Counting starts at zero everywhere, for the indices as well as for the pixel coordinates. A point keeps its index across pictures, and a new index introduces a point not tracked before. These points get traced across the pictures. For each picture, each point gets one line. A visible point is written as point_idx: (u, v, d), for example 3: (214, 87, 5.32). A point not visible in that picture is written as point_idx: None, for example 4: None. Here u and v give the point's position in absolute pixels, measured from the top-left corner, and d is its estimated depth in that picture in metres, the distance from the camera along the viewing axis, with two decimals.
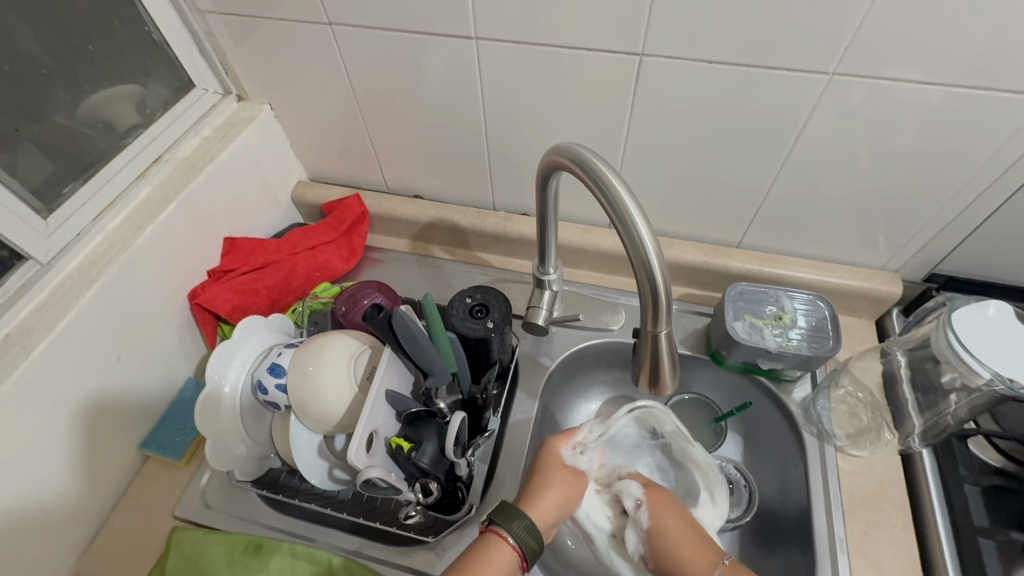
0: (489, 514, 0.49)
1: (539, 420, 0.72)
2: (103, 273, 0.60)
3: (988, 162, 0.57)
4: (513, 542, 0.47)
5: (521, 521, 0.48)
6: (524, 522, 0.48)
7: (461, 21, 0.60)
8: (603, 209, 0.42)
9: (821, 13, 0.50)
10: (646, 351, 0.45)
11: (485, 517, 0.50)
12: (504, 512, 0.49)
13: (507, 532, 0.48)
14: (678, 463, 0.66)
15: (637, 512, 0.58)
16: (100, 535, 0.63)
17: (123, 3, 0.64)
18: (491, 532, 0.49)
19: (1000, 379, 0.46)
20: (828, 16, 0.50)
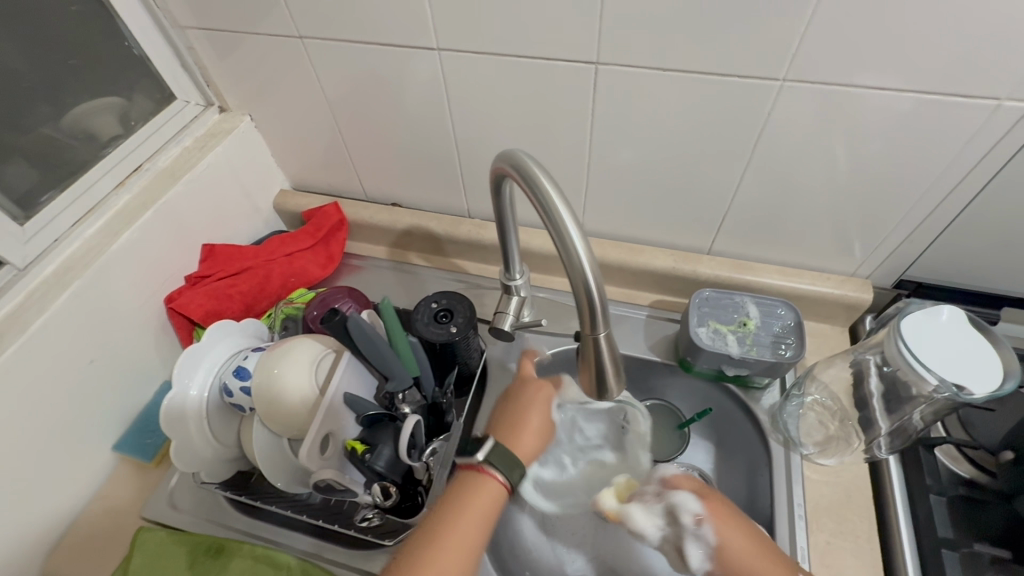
0: (492, 462, 0.51)
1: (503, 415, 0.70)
2: (77, 278, 0.62)
3: (950, 166, 0.57)
4: (506, 485, 0.51)
5: (519, 471, 0.52)
6: (522, 471, 0.52)
7: (423, 33, 0.61)
8: (538, 214, 0.41)
9: (764, 21, 0.51)
10: (587, 354, 0.45)
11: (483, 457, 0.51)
12: (508, 461, 0.51)
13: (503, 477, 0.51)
14: (625, 450, 0.67)
15: (699, 532, 0.50)
16: (70, 536, 0.64)
17: (105, 19, 0.67)
18: (489, 476, 0.51)
19: (946, 385, 0.45)
20: (772, 23, 0.51)
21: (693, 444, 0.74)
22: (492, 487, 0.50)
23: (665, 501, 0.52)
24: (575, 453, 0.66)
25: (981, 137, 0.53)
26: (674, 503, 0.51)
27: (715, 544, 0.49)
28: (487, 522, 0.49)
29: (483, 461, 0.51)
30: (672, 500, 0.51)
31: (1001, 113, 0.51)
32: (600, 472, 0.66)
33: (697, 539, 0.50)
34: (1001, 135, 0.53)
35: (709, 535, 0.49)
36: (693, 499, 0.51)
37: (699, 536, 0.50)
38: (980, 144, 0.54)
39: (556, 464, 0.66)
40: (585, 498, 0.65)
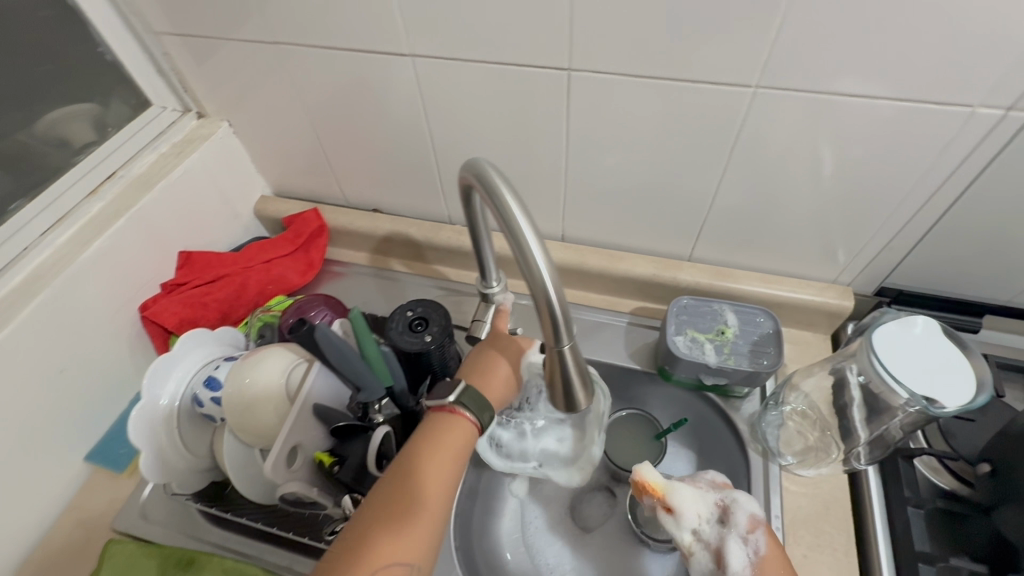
0: (465, 402, 0.52)
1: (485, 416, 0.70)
2: (46, 286, 0.61)
3: (926, 174, 0.56)
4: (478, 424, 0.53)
5: (489, 414, 0.54)
6: (492, 415, 0.55)
7: (395, 39, 0.61)
8: (500, 225, 0.41)
9: (732, 27, 0.50)
10: (552, 365, 0.45)
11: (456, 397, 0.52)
12: (480, 403, 0.53)
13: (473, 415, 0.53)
14: (582, 428, 0.68)
15: (750, 537, 0.49)
16: (39, 549, 0.63)
17: (76, 25, 0.67)
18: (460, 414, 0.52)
19: (916, 398, 0.45)
20: (740, 30, 0.50)
21: (675, 453, 0.73)
22: (464, 425, 0.52)
23: (725, 500, 0.52)
24: (534, 422, 0.70)
25: (957, 143, 0.53)
26: (737, 501, 0.51)
27: (761, 556, 0.48)
28: (460, 459, 0.51)
29: (455, 401, 0.53)
30: (733, 501, 0.52)
31: (976, 120, 0.50)
32: (555, 441, 0.70)
33: (745, 542, 0.49)
34: (976, 141, 0.52)
35: (757, 545, 0.49)
36: (756, 507, 0.51)
37: (748, 540, 0.49)
38: (956, 150, 0.53)
39: (515, 428, 0.70)
40: (540, 462, 0.69)
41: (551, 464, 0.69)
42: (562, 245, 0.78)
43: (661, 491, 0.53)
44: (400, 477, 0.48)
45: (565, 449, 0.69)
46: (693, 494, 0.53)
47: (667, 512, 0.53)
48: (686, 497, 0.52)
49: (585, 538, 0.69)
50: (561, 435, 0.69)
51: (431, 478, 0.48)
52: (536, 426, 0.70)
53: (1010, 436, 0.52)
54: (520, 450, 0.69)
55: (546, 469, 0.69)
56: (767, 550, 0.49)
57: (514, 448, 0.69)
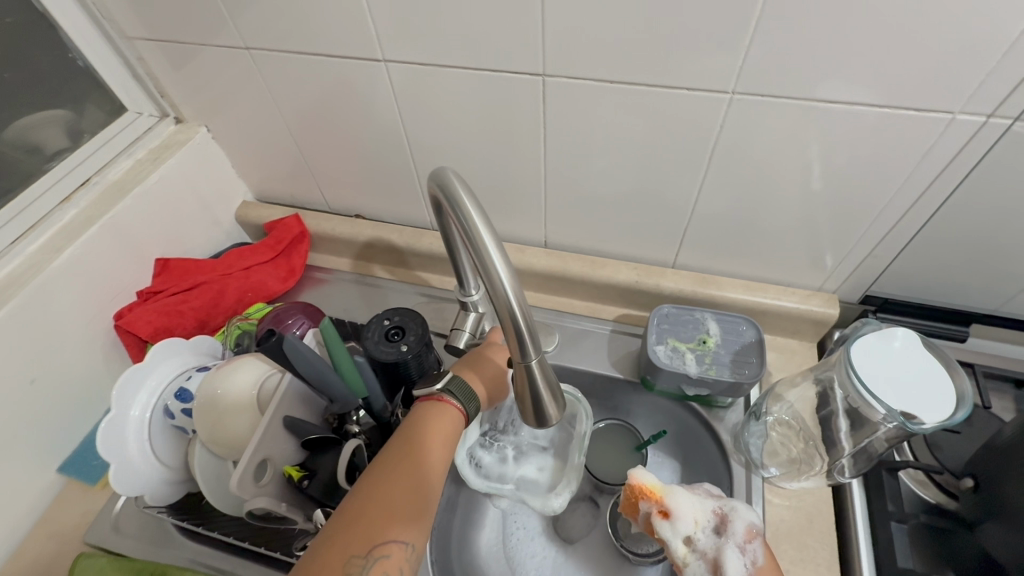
0: (452, 389, 0.52)
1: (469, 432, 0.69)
2: (15, 296, 0.60)
3: (908, 180, 0.55)
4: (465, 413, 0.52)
5: (475, 404, 0.54)
6: (477, 406, 0.54)
7: (368, 45, 0.60)
8: (463, 238, 0.41)
9: (704, 32, 0.49)
10: (521, 381, 0.44)
11: (442, 385, 0.52)
12: (467, 392, 0.53)
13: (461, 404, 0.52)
14: (563, 454, 0.67)
15: (747, 547, 0.49)
16: (9, 562, 0.62)
17: (47, 31, 0.66)
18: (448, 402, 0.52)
19: (894, 413, 0.45)
20: (712, 35, 0.49)
21: (658, 463, 0.72)
22: (449, 412, 0.51)
23: (723, 509, 0.51)
24: (517, 447, 0.68)
25: (937, 150, 0.52)
26: (735, 510, 0.51)
27: (757, 568, 0.48)
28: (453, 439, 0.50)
29: (442, 389, 0.52)
30: (732, 510, 0.51)
31: (956, 126, 0.49)
32: (535, 468, 0.67)
33: (742, 552, 0.48)
34: (958, 147, 0.51)
35: (755, 556, 0.48)
36: (755, 519, 0.51)
37: (746, 550, 0.48)
38: (937, 157, 0.52)
39: (496, 451, 0.68)
40: (517, 487, 0.65)
41: (527, 492, 0.65)
42: (545, 252, 0.77)
43: (659, 494, 0.51)
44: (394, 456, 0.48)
45: (544, 476, 0.66)
46: (692, 500, 0.51)
47: (663, 516, 0.50)
48: (684, 503, 0.51)
49: (568, 548, 0.68)
50: (541, 463, 0.67)
51: (435, 460, 0.48)
52: (518, 451, 0.68)
53: (995, 449, 0.51)
54: (499, 474, 0.66)
55: (523, 494, 0.64)
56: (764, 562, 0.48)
57: (494, 470, 0.66)
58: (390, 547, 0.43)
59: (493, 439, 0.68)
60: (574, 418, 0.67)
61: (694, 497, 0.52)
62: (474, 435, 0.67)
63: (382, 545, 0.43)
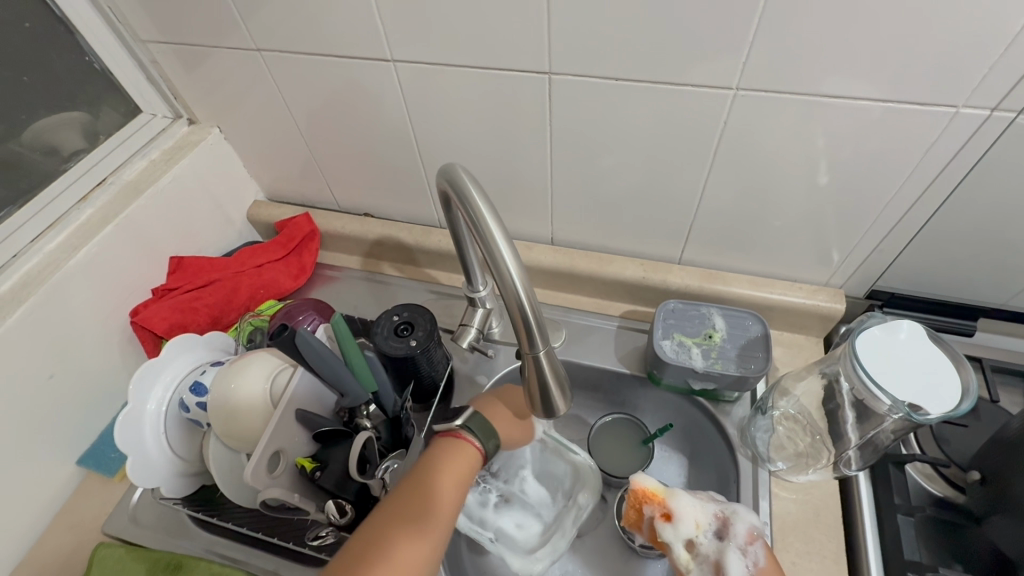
0: (471, 427, 0.54)
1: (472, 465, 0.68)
2: (34, 293, 0.62)
3: (913, 174, 0.55)
4: (483, 454, 0.54)
5: (494, 442, 0.56)
6: (497, 443, 0.56)
7: (377, 45, 0.61)
8: (472, 232, 0.43)
9: (706, 30, 0.50)
10: (530, 374, 0.45)
11: (461, 423, 0.54)
12: (486, 430, 0.55)
13: (479, 445, 0.54)
14: (552, 521, 0.65)
15: (749, 549, 0.49)
16: (32, 551, 0.64)
17: (64, 35, 0.68)
18: (468, 442, 0.54)
19: (900, 405, 0.45)
20: (713, 32, 0.50)
21: (665, 458, 0.72)
22: (468, 451, 0.53)
23: (725, 512, 0.51)
24: (504, 494, 0.67)
25: (941, 143, 0.52)
26: (737, 513, 0.51)
27: (759, 569, 0.48)
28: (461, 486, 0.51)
29: (461, 426, 0.54)
30: (733, 512, 0.51)
31: (961, 120, 0.49)
32: (515, 523, 0.65)
33: (744, 554, 0.49)
34: (962, 141, 0.51)
35: (757, 557, 0.49)
36: (756, 520, 0.51)
37: (747, 552, 0.49)
38: (942, 151, 0.52)
39: (482, 495, 0.66)
40: (494, 538, 0.63)
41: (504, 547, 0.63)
42: (551, 249, 0.78)
43: (661, 497, 0.53)
44: (399, 501, 0.49)
45: (525, 532, 0.65)
46: (694, 502, 0.52)
47: (665, 518, 0.52)
48: (687, 505, 0.52)
49: (577, 542, 0.68)
50: (525, 518, 0.66)
51: (442, 506, 0.49)
52: (504, 499, 0.67)
53: (1001, 443, 0.52)
54: (479, 517, 0.65)
55: (500, 546, 0.62)
56: (765, 564, 0.48)
57: (475, 512, 0.65)
58: None
59: (483, 482, 0.67)
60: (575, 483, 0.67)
61: (696, 500, 0.53)
62: None
63: None
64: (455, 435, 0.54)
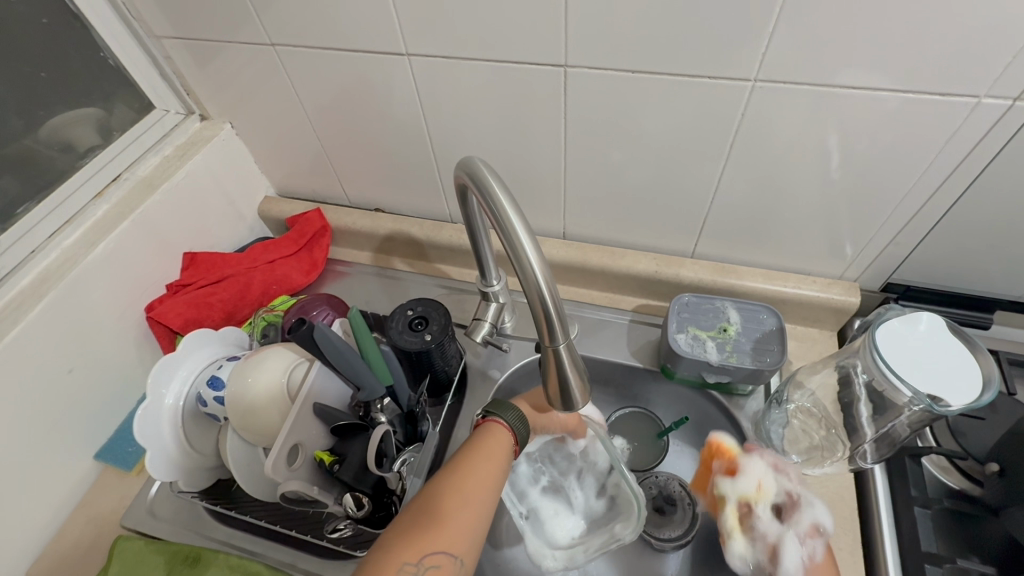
0: (490, 409, 0.55)
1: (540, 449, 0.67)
2: (52, 289, 0.62)
3: (931, 166, 0.55)
4: (512, 432, 0.54)
5: (514, 413, 0.55)
6: (517, 413, 0.56)
7: (392, 39, 0.61)
8: (492, 224, 0.43)
9: (725, 21, 0.50)
10: (550, 366, 0.45)
11: (481, 411, 0.56)
12: (498, 404, 0.55)
13: (505, 424, 0.55)
14: (586, 532, 0.62)
15: (808, 541, 0.50)
16: (51, 543, 0.65)
17: (78, 30, 0.68)
18: (493, 422, 0.54)
19: (920, 396, 0.45)
20: (732, 23, 0.50)
21: (678, 451, 0.73)
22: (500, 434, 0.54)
23: (800, 496, 0.52)
24: (555, 483, 0.66)
25: (960, 135, 0.51)
26: (809, 504, 0.51)
27: (814, 563, 0.49)
28: (502, 468, 0.52)
29: (482, 413, 0.56)
30: (806, 503, 0.52)
31: (982, 110, 0.49)
32: (548, 512, 0.64)
33: (802, 544, 0.50)
34: (984, 132, 0.51)
35: (815, 552, 0.49)
36: (827, 520, 0.51)
37: (806, 543, 0.49)
38: (962, 142, 0.52)
39: (536, 475, 0.66)
40: (525, 516, 0.63)
41: (531, 530, 0.62)
42: (563, 243, 0.78)
43: (733, 454, 0.55)
44: (442, 476, 0.50)
45: (557, 526, 0.63)
46: (766, 472, 0.53)
47: (728, 473, 0.54)
48: (757, 471, 0.53)
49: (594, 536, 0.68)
50: (562, 512, 0.64)
51: (483, 477, 0.50)
52: (552, 487, 0.66)
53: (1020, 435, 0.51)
54: (522, 491, 0.65)
55: (527, 525, 0.62)
56: (823, 560, 0.49)
57: (521, 485, 0.65)
58: (438, 558, 0.44)
59: (543, 464, 0.67)
60: (621, 511, 0.60)
61: (772, 472, 0.53)
62: (532, 448, 0.66)
63: (430, 555, 0.44)
64: (481, 423, 0.55)
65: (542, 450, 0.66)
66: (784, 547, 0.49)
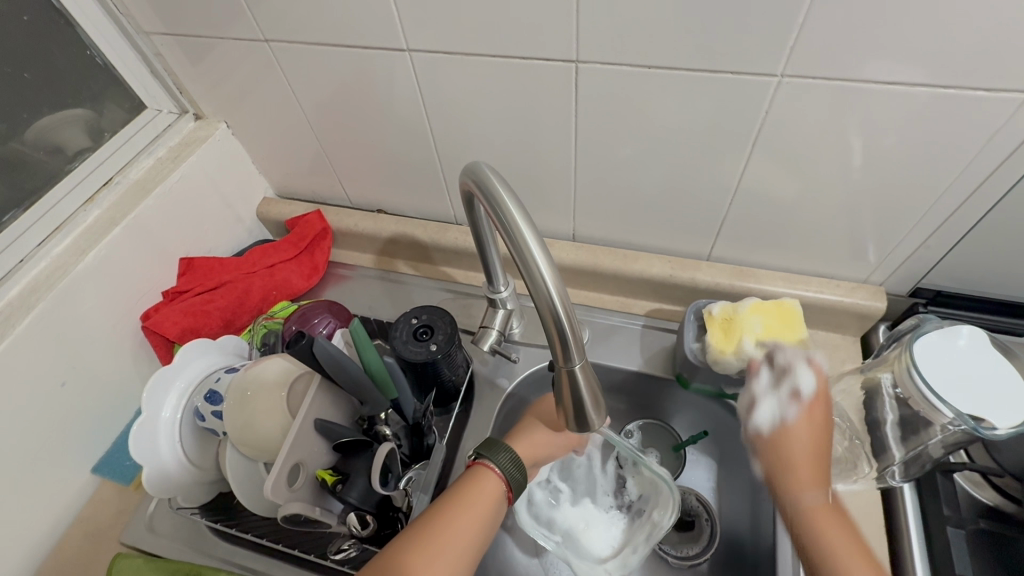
0: (480, 452, 0.53)
1: (553, 473, 0.64)
2: (41, 300, 0.60)
3: (972, 165, 0.51)
4: (503, 479, 0.51)
5: (506, 454, 0.52)
6: (509, 454, 0.52)
7: (392, 34, 0.57)
8: (500, 235, 0.41)
9: (750, 12, 0.46)
10: (564, 386, 0.42)
11: (473, 453, 0.53)
12: (489, 446, 0.53)
13: (497, 468, 0.52)
14: (625, 536, 0.61)
15: (787, 400, 0.50)
16: (47, 561, 0.63)
17: (63, 28, 0.65)
18: (484, 466, 0.51)
19: (963, 417, 0.42)
20: (757, 14, 0.46)
21: (694, 462, 0.70)
22: (490, 478, 0.51)
23: (792, 368, 0.52)
24: (577, 500, 0.64)
25: (1005, 133, 0.48)
26: (796, 375, 0.51)
27: (787, 422, 0.49)
28: (494, 514, 0.50)
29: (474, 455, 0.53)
30: (794, 372, 0.52)
31: None
32: (582, 529, 0.62)
33: (780, 402, 0.51)
34: None
35: (790, 411, 0.50)
36: (809, 388, 0.50)
37: (785, 397, 0.51)
38: (1004, 142, 0.48)
39: (555, 499, 0.64)
40: (563, 543, 0.60)
41: (573, 553, 0.60)
42: (573, 245, 0.75)
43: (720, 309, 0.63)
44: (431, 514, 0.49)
45: (593, 539, 0.61)
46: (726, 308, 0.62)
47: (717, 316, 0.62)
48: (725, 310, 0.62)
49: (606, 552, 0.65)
50: (592, 523, 0.63)
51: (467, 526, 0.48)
52: (574, 502, 0.64)
53: None
54: (549, 520, 0.62)
55: (566, 550, 0.60)
56: (796, 420, 0.49)
57: (545, 514, 0.62)
58: None
59: (559, 485, 0.64)
60: (652, 507, 0.59)
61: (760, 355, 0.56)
62: (545, 473, 0.63)
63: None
64: (472, 465, 0.53)
65: (553, 469, 0.64)
66: (758, 403, 0.51)
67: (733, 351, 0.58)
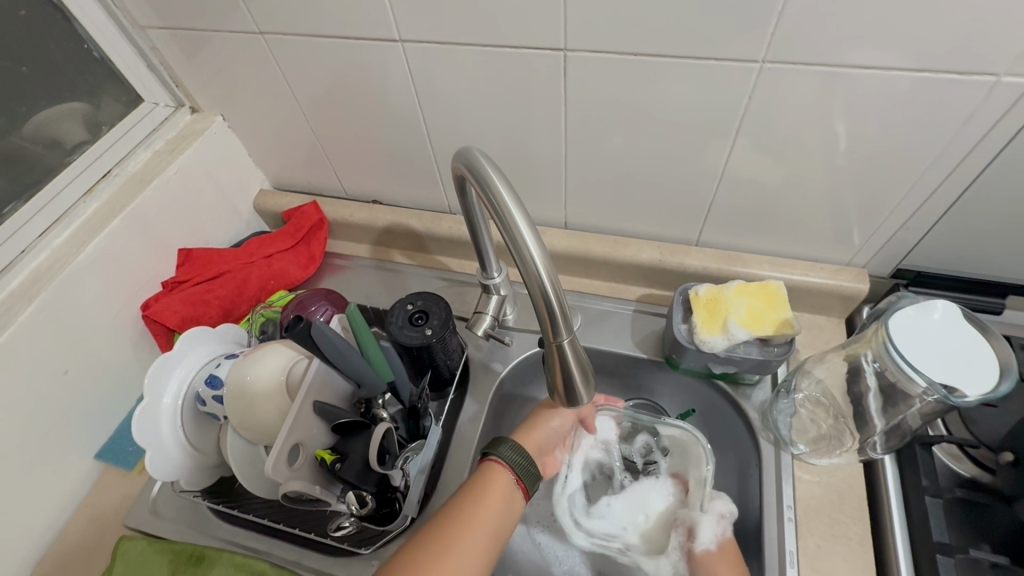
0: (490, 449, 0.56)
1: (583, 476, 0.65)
2: (44, 290, 0.61)
3: (948, 147, 0.53)
4: (511, 468, 0.54)
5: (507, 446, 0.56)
6: (512, 445, 0.56)
7: (383, 24, 0.59)
8: (490, 215, 0.42)
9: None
10: (553, 362, 0.44)
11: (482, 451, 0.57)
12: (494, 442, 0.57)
13: (503, 460, 0.55)
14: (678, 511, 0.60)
15: (721, 521, 0.57)
16: (54, 544, 0.65)
17: (59, 22, 0.66)
18: (492, 462, 0.55)
19: (935, 387, 0.44)
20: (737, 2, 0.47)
21: None
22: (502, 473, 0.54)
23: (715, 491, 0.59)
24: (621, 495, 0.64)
25: (978, 116, 0.49)
26: (720, 496, 0.59)
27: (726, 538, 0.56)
28: (509, 506, 0.53)
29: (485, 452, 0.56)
30: (717, 495, 0.59)
31: (1001, 89, 0.47)
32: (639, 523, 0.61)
33: (716, 524, 0.57)
34: (1001, 113, 0.49)
35: (726, 529, 0.56)
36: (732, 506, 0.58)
37: (719, 523, 0.57)
38: (978, 124, 0.50)
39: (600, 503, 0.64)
40: (624, 546, 0.60)
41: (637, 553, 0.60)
42: (565, 233, 0.76)
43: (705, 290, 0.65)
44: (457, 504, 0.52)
45: (651, 530, 0.61)
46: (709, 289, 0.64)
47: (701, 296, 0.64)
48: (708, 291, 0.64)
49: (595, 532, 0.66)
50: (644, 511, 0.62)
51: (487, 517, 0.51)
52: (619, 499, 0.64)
53: None
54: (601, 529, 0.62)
55: (630, 552, 0.60)
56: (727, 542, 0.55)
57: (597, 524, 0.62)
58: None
59: (596, 486, 0.65)
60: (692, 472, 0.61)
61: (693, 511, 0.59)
62: (576, 481, 0.65)
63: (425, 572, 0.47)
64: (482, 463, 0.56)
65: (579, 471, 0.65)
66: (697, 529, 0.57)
67: (722, 333, 0.60)
